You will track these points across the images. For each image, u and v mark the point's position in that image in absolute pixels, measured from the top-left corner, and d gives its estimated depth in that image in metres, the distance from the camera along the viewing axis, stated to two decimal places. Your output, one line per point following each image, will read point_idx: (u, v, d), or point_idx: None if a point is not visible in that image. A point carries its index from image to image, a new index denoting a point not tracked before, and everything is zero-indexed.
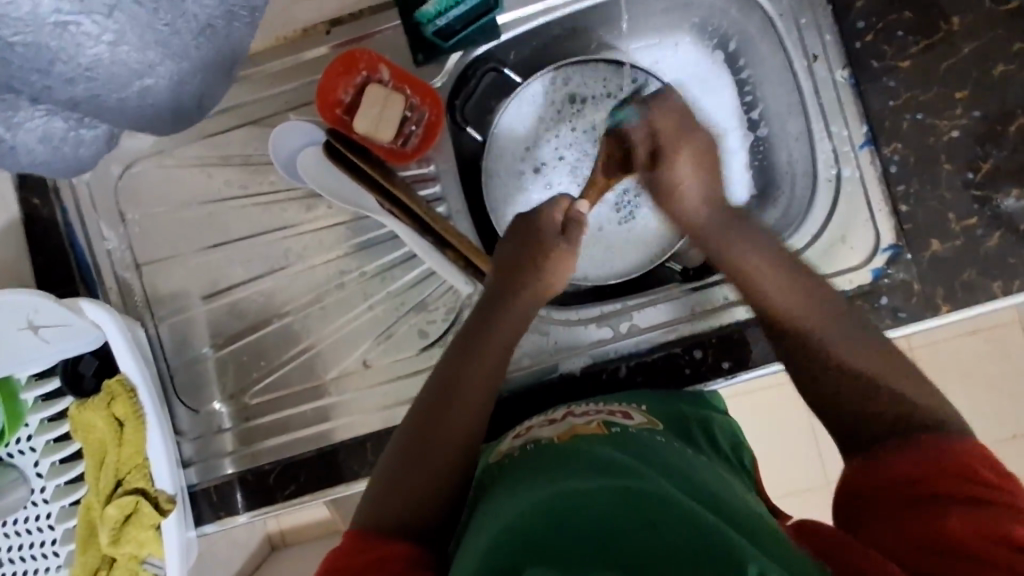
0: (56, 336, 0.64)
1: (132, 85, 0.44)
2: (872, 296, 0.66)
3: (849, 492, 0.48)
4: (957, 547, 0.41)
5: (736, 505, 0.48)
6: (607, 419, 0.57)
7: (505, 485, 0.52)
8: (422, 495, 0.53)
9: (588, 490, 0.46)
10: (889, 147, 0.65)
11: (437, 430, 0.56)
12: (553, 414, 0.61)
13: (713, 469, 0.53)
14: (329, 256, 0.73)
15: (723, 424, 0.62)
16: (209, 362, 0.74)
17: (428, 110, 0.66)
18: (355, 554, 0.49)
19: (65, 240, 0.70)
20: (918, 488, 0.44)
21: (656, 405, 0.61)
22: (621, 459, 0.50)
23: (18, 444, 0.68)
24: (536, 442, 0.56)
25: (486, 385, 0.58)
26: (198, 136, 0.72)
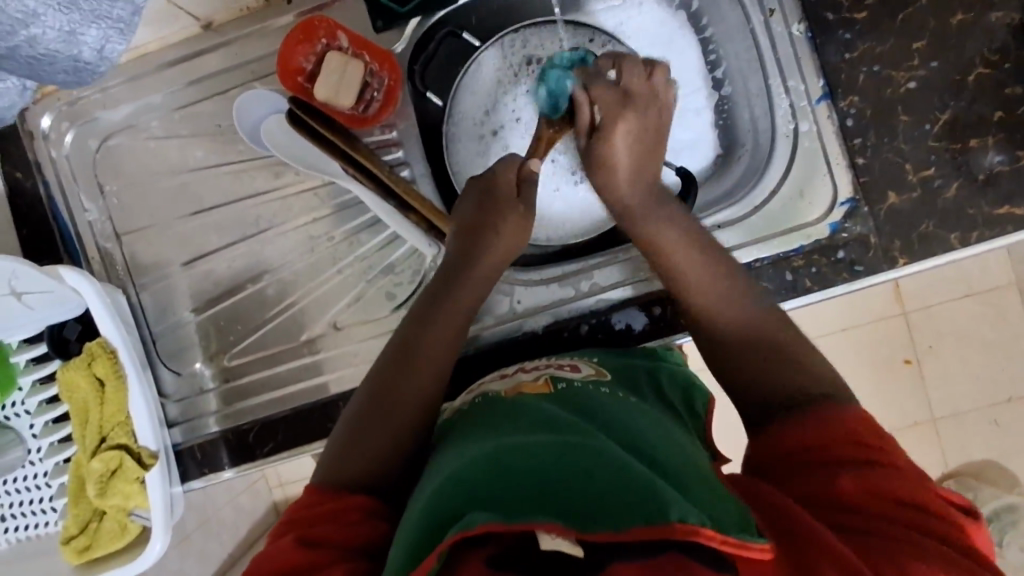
0: (40, 302, 0.67)
1: (20, 34, 0.47)
2: (830, 250, 0.66)
3: (762, 451, 0.51)
4: (854, 505, 0.45)
5: (670, 451, 0.51)
6: (555, 374, 0.60)
7: (454, 437, 0.55)
8: (382, 450, 0.56)
9: (528, 441, 0.48)
10: (846, 100, 0.66)
11: (393, 397, 0.58)
12: (503, 371, 0.65)
13: (652, 417, 0.56)
14: (299, 221, 0.75)
15: (671, 375, 0.64)
16: (191, 326, 0.77)
17: (387, 75, 0.68)
18: (310, 507, 0.52)
19: (48, 211, 0.73)
20: (819, 455, 0.48)
21: (605, 359, 0.64)
22: (562, 412, 0.53)
23: (14, 408, 0.73)
24: (484, 395, 0.60)
25: (444, 346, 0.61)
26: (171, 108, 0.75)
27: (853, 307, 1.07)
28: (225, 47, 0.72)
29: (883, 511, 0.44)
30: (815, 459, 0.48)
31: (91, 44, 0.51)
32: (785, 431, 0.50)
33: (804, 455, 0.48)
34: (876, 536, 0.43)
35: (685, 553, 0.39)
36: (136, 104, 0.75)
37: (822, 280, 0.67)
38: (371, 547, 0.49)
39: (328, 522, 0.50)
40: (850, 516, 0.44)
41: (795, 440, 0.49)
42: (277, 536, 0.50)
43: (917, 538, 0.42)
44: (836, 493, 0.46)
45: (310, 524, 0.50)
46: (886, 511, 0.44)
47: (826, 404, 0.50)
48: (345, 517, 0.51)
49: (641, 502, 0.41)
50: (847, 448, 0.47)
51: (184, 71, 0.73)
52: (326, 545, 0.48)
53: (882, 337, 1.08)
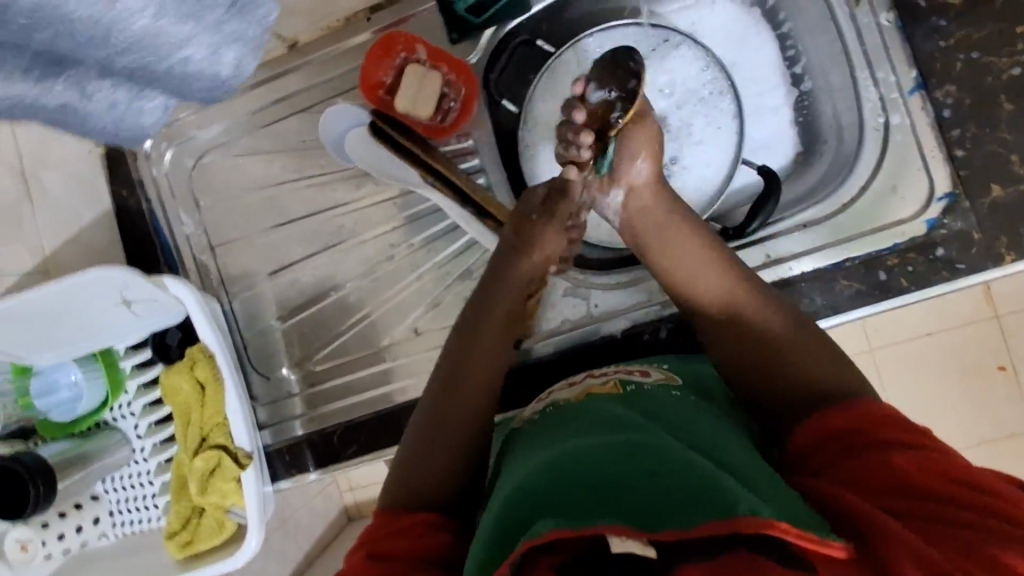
0: (146, 311, 0.71)
1: (174, 57, 0.38)
2: (927, 248, 0.63)
3: (808, 434, 0.50)
4: (916, 487, 0.44)
5: (739, 453, 0.50)
6: (625, 376, 0.60)
7: (519, 442, 0.56)
8: (446, 462, 0.58)
9: (593, 443, 0.49)
10: (942, 90, 0.62)
11: (450, 411, 0.60)
12: (572, 379, 0.64)
13: (724, 420, 0.56)
14: (378, 231, 0.78)
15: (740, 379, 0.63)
16: (277, 333, 0.81)
17: (464, 85, 0.69)
18: (381, 525, 0.54)
19: (150, 227, 0.78)
20: (867, 441, 0.47)
21: (675, 365, 0.64)
22: (628, 413, 0.54)
23: (121, 410, 0.79)
24: (554, 404, 0.59)
25: (491, 359, 0.62)
26: (259, 126, 0.79)
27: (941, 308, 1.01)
28: (308, 65, 0.76)
29: (946, 494, 0.42)
30: (862, 443, 0.47)
31: (227, 61, 0.41)
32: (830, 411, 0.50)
33: (852, 444, 0.48)
34: (943, 523, 0.41)
35: (759, 553, 0.40)
36: (227, 123, 0.79)
37: (918, 279, 0.64)
38: (441, 559, 0.51)
39: (403, 536, 0.52)
40: (911, 501, 0.43)
41: (839, 422, 0.49)
42: (353, 551, 0.52)
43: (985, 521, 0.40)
44: (896, 479, 0.44)
45: (385, 538, 0.52)
46: (951, 492, 0.42)
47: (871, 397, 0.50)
48: (418, 532, 0.53)
49: (709, 501, 0.42)
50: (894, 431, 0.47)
51: (271, 90, 0.77)
52: (398, 557, 0.50)
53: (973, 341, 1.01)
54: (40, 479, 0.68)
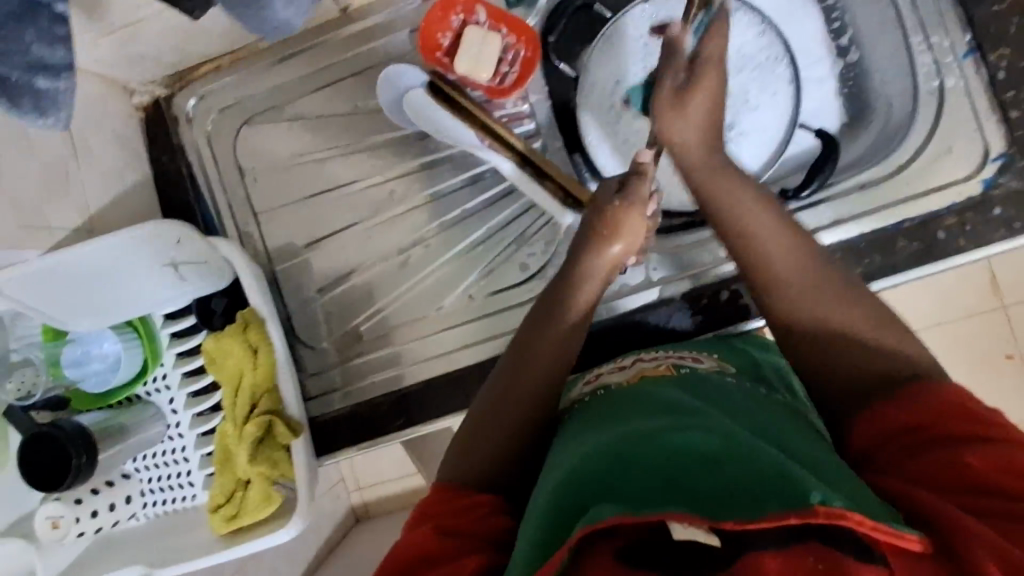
0: (192, 274, 0.69)
1: None
2: (984, 207, 0.65)
3: (863, 428, 0.47)
4: (985, 483, 0.40)
5: (804, 444, 0.48)
6: (677, 361, 0.61)
7: (569, 426, 0.55)
8: (500, 441, 0.56)
9: (652, 428, 0.47)
10: (996, 53, 0.64)
11: (509, 396, 0.57)
12: (621, 361, 0.64)
13: (780, 407, 0.55)
14: (429, 196, 0.78)
15: (776, 368, 0.63)
16: (321, 303, 0.79)
17: (524, 48, 0.69)
18: (438, 504, 0.53)
19: (192, 196, 0.77)
20: (932, 431, 0.43)
21: (730, 354, 0.63)
22: (686, 398, 0.52)
23: (155, 383, 0.76)
24: (606, 386, 0.59)
25: (558, 343, 0.57)
26: (309, 91, 0.78)
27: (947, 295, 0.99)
28: (361, 31, 0.75)
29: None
30: (927, 438, 0.43)
31: None
32: (892, 407, 0.46)
33: (916, 436, 0.44)
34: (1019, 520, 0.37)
35: (826, 543, 0.37)
36: (275, 87, 0.78)
37: (977, 238, 0.65)
38: (500, 542, 0.49)
39: (459, 516, 0.51)
40: (987, 499, 0.39)
41: (910, 414, 0.44)
42: (412, 529, 0.51)
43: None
44: (966, 471, 0.41)
45: (446, 516, 0.51)
46: None
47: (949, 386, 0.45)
48: (472, 514, 0.51)
49: (781, 491, 0.40)
50: (967, 423, 0.42)
51: (321, 54, 0.76)
52: (458, 535, 0.49)
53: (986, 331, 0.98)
54: (83, 447, 0.65)
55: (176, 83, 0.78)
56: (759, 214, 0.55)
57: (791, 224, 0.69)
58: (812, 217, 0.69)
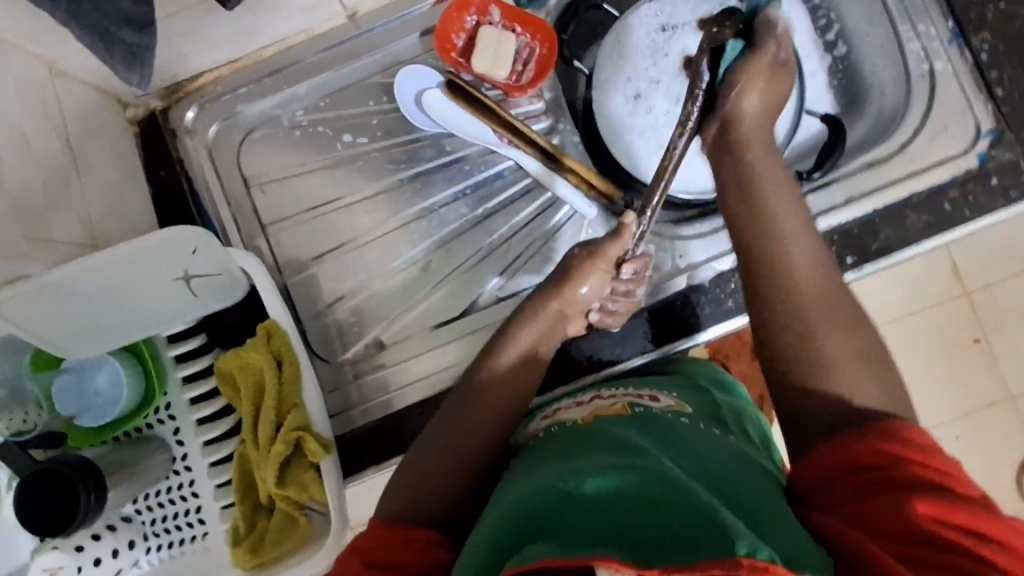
0: (206, 288, 0.65)
1: None
2: (983, 179, 0.69)
3: (818, 461, 0.48)
4: (918, 531, 0.41)
5: (746, 485, 0.48)
6: (634, 401, 0.60)
7: (523, 461, 0.54)
8: (449, 477, 0.56)
9: (591, 464, 0.47)
10: (978, 37, 0.70)
11: (460, 432, 0.58)
12: (579, 399, 0.64)
13: (735, 449, 0.54)
14: (445, 198, 0.76)
15: (730, 412, 0.63)
16: (338, 315, 0.75)
17: (540, 45, 0.70)
18: (373, 538, 0.51)
19: (194, 209, 0.73)
20: (881, 475, 0.44)
21: (685, 393, 0.63)
22: (633, 436, 0.52)
23: (158, 414, 0.70)
24: (561, 424, 0.59)
25: (499, 387, 0.60)
26: (317, 97, 0.75)
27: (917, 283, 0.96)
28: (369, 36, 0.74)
29: (957, 544, 0.40)
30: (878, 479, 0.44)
31: None
32: (847, 441, 0.47)
33: (863, 478, 0.45)
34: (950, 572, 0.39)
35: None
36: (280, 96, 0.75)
37: (980, 207, 0.69)
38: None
39: (404, 549, 0.50)
40: (923, 548, 0.40)
41: (856, 455, 0.46)
42: (347, 555, 0.50)
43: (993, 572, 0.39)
44: (907, 521, 0.41)
45: (380, 550, 0.50)
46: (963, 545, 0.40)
47: (897, 423, 0.47)
48: (415, 549, 0.50)
49: (711, 534, 0.39)
50: (922, 467, 0.43)
51: (327, 61, 0.74)
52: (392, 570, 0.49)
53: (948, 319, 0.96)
54: (93, 484, 0.59)
55: (172, 96, 0.75)
56: (794, 230, 0.58)
57: None
58: (826, 199, 0.72)
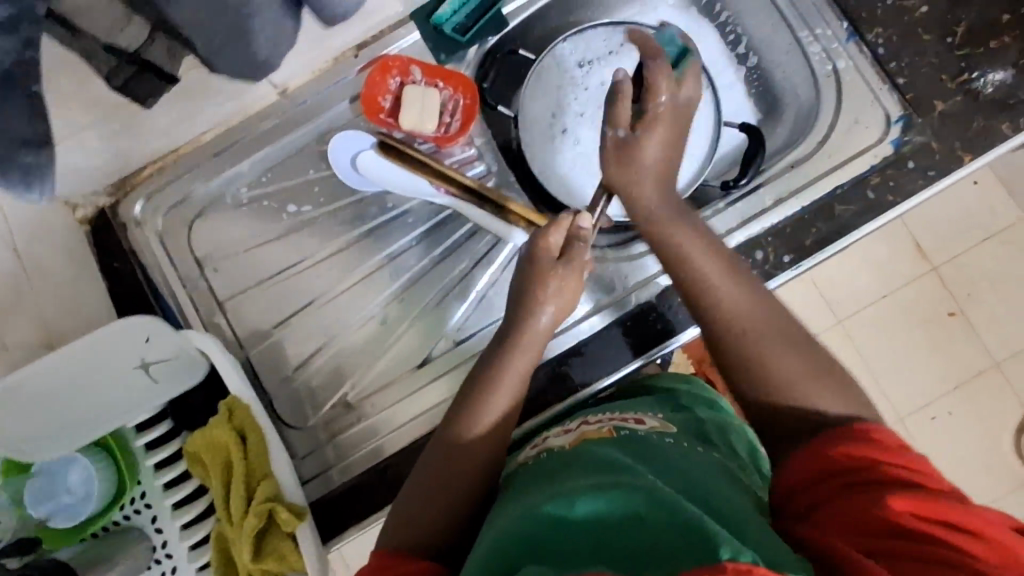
0: (166, 372, 0.66)
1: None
2: (900, 163, 0.72)
3: (801, 461, 0.48)
4: (893, 530, 0.41)
5: (730, 500, 0.49)
6: (620, 423, 0.60)
7: (519, 485, 0.54)
8: (447, 507, 0.56)
9: (579, 487, 0.46)
10: (873, 33, 0.73)
11: (456, 465, 0.57)
12: (566, 426, 0.64)
13: (715, 462, 0.56)
14: (394, 253, 0.78)
15: (715, 422, 0.65)
16: (304, 379, 0.76)
17: (463, 96, 0.73)
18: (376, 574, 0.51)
19: (151, 296, 0.74)
20: (855, 475, 0.45)
21: (668, 415, 0.64)
22: (617, 456, 0.52)
23: (134, 504, 0.70)
24: (549, 450, 0.60)
25: (500, 417, 0.60)
26: (261, 173, 0.78)
27: (883, 272, 1.28)
28: (302, 108, 0.77)
29: (934, 538, 0.40)
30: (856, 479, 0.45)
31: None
32: (827, 442, 0.48)
33: (840, 478, 0.45)
34: (926, 564, 0.39)
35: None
36: (223, 177, 0.78)
37: (902, 190, 0.71)
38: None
39: None
40: (898, 542, 0.40)
41: (836, 455, 0.46)
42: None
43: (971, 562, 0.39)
44: (884, 517, 0.42)
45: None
46: (942, 538, 0.40)
47: (866, 425, 0.48)
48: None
49: (692, 546, 0.40)
50: (894, 464, 0.45)
51: (266, 137, 0.77)
52: None
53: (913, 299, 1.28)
54: None
55: (121, 190, 0.77)
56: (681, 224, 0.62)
57: None
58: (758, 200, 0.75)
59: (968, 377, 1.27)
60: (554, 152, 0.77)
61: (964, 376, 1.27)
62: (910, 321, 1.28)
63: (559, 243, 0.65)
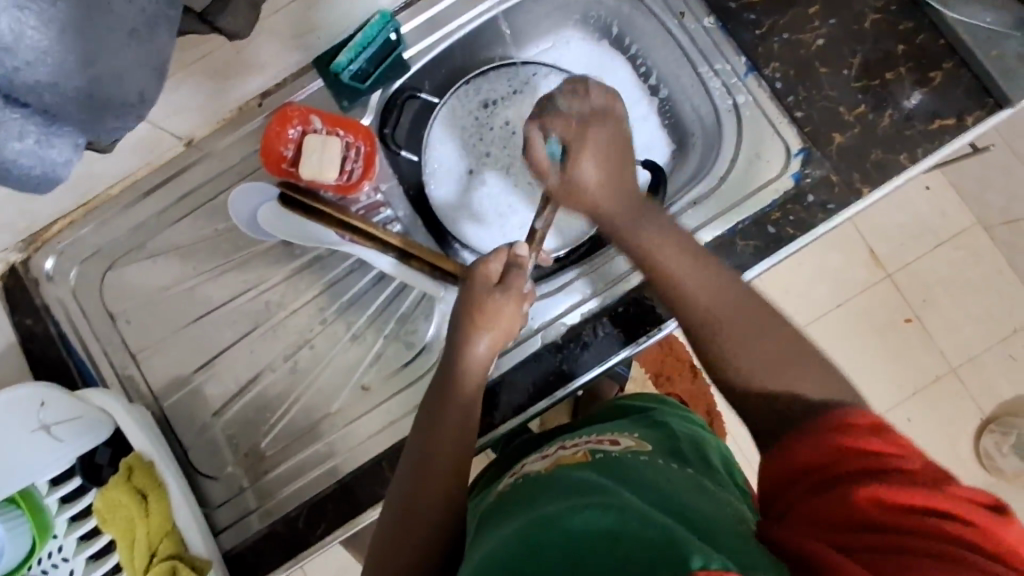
0: (70, 433, 0.66)
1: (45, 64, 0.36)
2: (800, 197, 0.71)
3: (776, 456, 0.47)
4: (865, 518, 0.40)
5: (709, 509, 0.46)
6: (595, 447, 0.58)
7: (495, 517, 0.52)
8: (418, 545, 0.54)
9: (560, 509, 0.45)
10: (770, 67, 0.74)
11: (421, 496, 0.55)
12: (544, 452, 0.62)
13: (692, 478, 0.52)
14: (306, 298, 0.78)
15: (692, 438, 0.63)
16: (217, 428, 0.76)
17: (363, 143, 0.74)
18: None
19: (63, 350, 0.75)
20: (836, 466, 0.44)
21: (645, 433, 0.62)
22: (593, 476, 0.50)
23: (50, 559, 0.68)
24: (524, 476, 0.57)
25: (455, 437, 0.57)
26: (171, 222, 0.78)
27: (839, 282, 1.26)
28: (210, 157, 0.78)
29: (909, 522, 0.39)
30: (836, 471, 0.43)
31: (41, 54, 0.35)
32: (805, 432, 0.46)
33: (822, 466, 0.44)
34: (907, 555, 0.38)
35: None
36: (135, 228, 0.78)
37: (802, 225, 0.71)
38: None
39: None
40: (865, 533, 0.39)
41: (814, 447, 0.45)
42: None
43: (952, 551, 0.37)
44: (857, 506, 0.41)
45: None
46: (917, 522, 0.39)
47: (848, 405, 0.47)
48: None
49: (667, 559, 0.37)
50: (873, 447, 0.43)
51: (176, 187, 0.78)
52: None
53: (875, 300, 1.26)
54: None
55: (31, 246, 0.77)
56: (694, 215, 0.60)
57: (596, 279, 0.74)
58: None
59: (925, 384, 1.25)
60: (467, 204, 0.79)
61: (919, 382, 1.24)
62: (864, 329, 1.25)
63: (499, 269, 0.63)
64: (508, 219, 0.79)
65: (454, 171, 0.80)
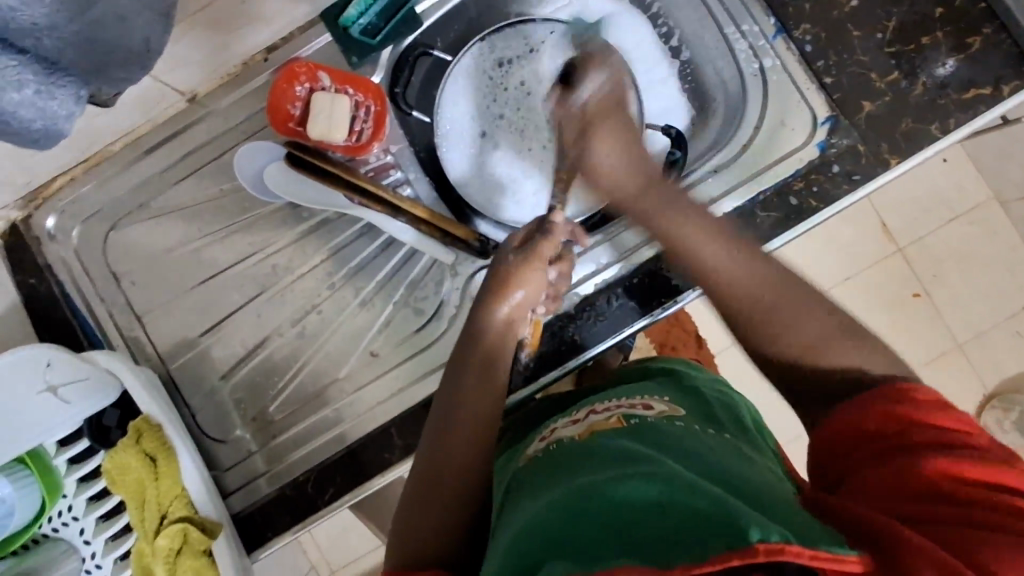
0: (77, 394, 0.65)
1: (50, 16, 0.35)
2: (824, 167, 0.69)
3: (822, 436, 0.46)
4: (926, 491, 0.39)
5: (752, 475, 0.46)
6: (627, 412, 0.57)
7: (528, 485, 0.52)
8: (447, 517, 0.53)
9: (604, 476, 0.45)
10: (799, 29, 0.71)
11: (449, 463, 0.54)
12: (575, 416, 0.61)
13: (730, 445, 0.52)
14: (314, 262, 0.77)
15: (726, 405, 0.62)
16: (225, 392, 0.76)
17: (373, 102, 0.72)
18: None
19: (67, 310, 0.73)
20: (895, 440, 0.42)
21: (676, 397, 0.62)
22: (631, 445, 0.49)
23: (60, 517, 0.68)
24: (558, 442, 0.56)
25: (482, 399, 0.56)
26: (175, 181, 0.76)
27: (852, 255, 1.24)
28: (214, 114, 0.75)
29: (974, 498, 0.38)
30: (891, 446, 0.42)
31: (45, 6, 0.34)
32: (849, 409, 0.45)
33: (874, 445, 0.43)
34: (975, 529, 0.37)
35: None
36: (138, 187, 0.76)
37: (827, 197, 0.68)
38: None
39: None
40: (925, 506, 0.39)
41: (863, 422, 0.44)
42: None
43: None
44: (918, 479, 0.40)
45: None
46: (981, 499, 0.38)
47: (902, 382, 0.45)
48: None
49: (721, 529, 0.37)
50: (927, 429, 0.42)
51: (179, 145, 0.75)
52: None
53: (887, 273, 1.24)
54: None
55: (31, 203, 0.75)
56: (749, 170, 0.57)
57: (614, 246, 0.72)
58: None
59: (931, 359, 1.24)
60: (484, 171, 0.77)
61: (928, 356, 1.23)
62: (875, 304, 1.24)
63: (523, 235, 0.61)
64: (527, 186, 0.77)
65: (469, 133, 0.77)
